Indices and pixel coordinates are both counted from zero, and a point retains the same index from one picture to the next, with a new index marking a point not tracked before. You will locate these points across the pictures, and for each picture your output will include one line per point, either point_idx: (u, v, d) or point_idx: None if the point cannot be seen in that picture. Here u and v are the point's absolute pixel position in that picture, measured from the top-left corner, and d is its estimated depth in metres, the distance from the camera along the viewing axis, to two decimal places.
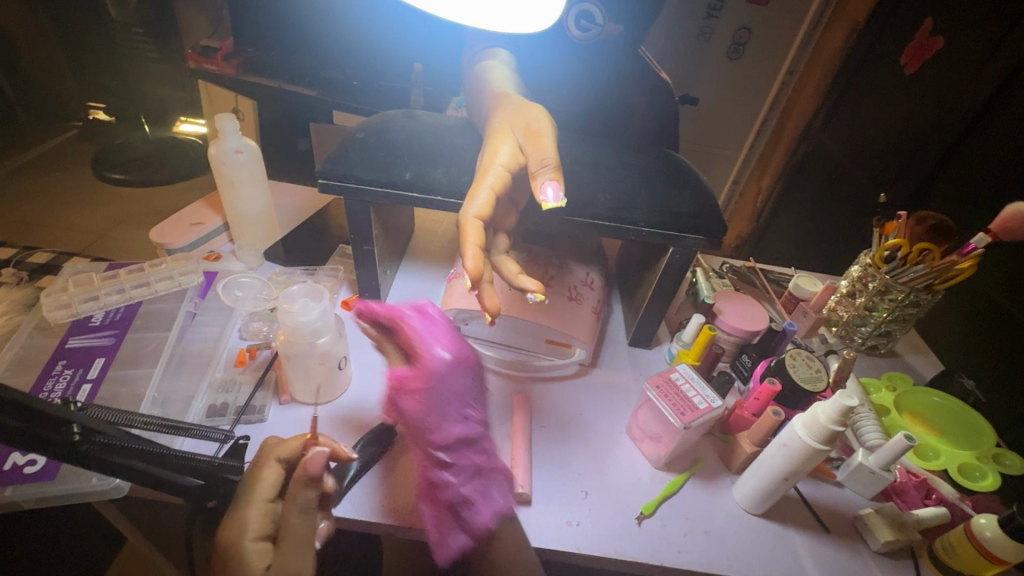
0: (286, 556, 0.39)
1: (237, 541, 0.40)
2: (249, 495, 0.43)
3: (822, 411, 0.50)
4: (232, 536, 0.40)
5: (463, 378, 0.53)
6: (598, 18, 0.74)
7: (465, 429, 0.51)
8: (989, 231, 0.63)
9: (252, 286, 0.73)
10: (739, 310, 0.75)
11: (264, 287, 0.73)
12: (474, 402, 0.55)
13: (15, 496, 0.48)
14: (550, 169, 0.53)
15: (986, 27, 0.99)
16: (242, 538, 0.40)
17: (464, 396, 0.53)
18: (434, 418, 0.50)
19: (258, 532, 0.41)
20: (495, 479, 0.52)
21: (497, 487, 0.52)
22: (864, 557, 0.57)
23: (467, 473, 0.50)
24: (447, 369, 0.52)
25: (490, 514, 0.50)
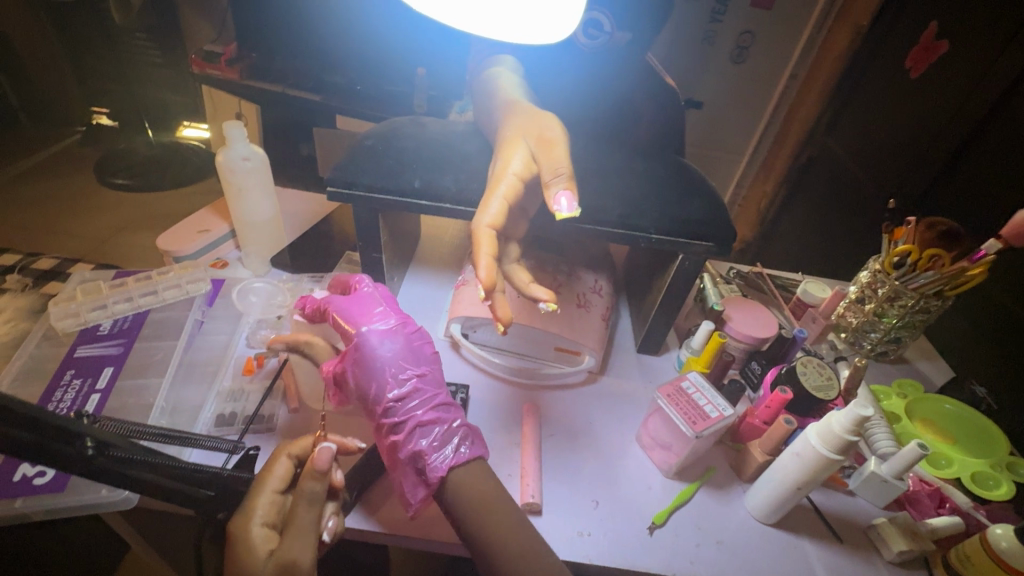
0: (290, 542, 0.43)
1: (245, 526, 0.43)
2: (260, 485, 0.46)
3: (836, 421, 0.49)
4: (241, 522, 0.43)
5: (395, 339, 0.53)
6: (606, 26, 0.74)
7: (414, 381, 0.51)
8: (1001, 236, 0.63)
9: (265, 291, 0.73)
10: (749, 316, 0.74)
11: (278, 292, 0.73)
12: (423, 361, 0.54)
13: (25, 507, 0.48)
14: (563, 178, 0.52)
15: (992, 32, 0.99)
16: (250, 525, 0.43)
17: (402, 354, 0.53)
18: (376, 386, 0.51)
19: (266, 518, 0.45)
20: (453, 430, 0.49)
21: (455, 437, 0.48)
22: (878, 567, 0.56)
23: (424, 419, 0.49)
24: (369, 336, 0.53)
25: (456, 451, 0.48)
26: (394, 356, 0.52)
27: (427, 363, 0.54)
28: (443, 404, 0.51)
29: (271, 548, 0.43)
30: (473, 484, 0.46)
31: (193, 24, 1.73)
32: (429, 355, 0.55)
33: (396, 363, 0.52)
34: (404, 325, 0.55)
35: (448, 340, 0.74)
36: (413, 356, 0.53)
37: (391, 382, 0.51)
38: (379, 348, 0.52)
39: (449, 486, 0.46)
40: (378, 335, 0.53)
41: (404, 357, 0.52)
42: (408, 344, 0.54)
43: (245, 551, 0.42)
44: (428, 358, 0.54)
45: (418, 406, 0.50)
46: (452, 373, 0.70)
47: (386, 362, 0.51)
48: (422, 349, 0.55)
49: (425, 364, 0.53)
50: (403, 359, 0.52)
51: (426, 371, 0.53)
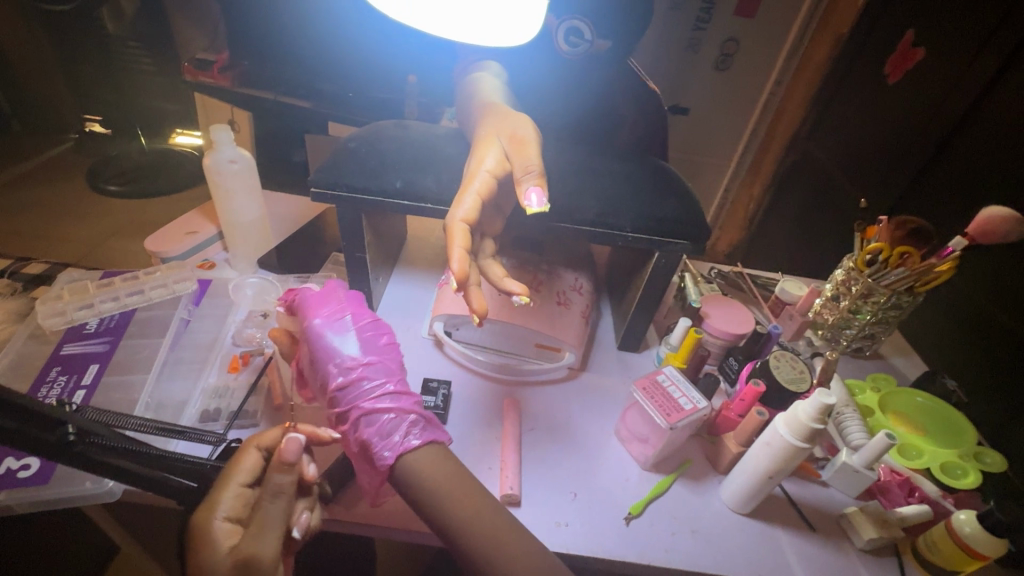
0: (254, 536, 0.42)
1: (208, 520, 0.41)
2: (226, 476, 0.44)
3: (802, 409, 0.51)
4: (204, 515, 0.42)
5: (346, 333, 0.55)
6: (587, 34, 0.75)
7: (357, 368, 0.52)
8: (967, 234, 0.65)
9: (262, 286, 0.76)
10: (727, 313, 0.76)
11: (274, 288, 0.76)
12: (373, 350, 0.55)
13: (9, 500, 0.49)
14: (534, 175, 0.54)
15: (966, 39, 1.02)
16: (215, 519, 0.42)
17: (352, 347, 0.54)
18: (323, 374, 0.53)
19: (230, 511, 0.43)
20: (399, 416, 0.49)
21: (400, 422, 0.48)
22: (848, 554, 0.58)
23: (367, 404, 0.50)
24: (318, 329, 0.56)
25: (398, 436, 0.47)
26: (342, 350, 0.54)
27: (380, 353, 0.55)
28: (391, 391, 0.51)
29: (232, 544, 0.41)
30: (426, 469, 0.45)
31: (184, 33, 1.75)
32: (384, 345, 0.56)
33: (344, 357, 0.53)
34: (357, 319, 0.57)
35: (432, 338, 0.75)
36: (363, 347, 0.54)
37: (339, 374, 0.53)
38: (327, 342, 0.54)
39: (397, 473, 0.46)
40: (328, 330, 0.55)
41: (353, 350, 0.54)
42: (358, 337, 0.55)
43: (206, 545, 0.41)
44: (382, 348, 0.55)
45: (363, 395, 0.51)
46: (434, 370, 0.71)
47: (333, 354, 0.54)
48: (377, 341, 0.56)
49: (378, 355, 0.54)
50: (352, 352, 0.54)
51: (375, 361, 0.53)
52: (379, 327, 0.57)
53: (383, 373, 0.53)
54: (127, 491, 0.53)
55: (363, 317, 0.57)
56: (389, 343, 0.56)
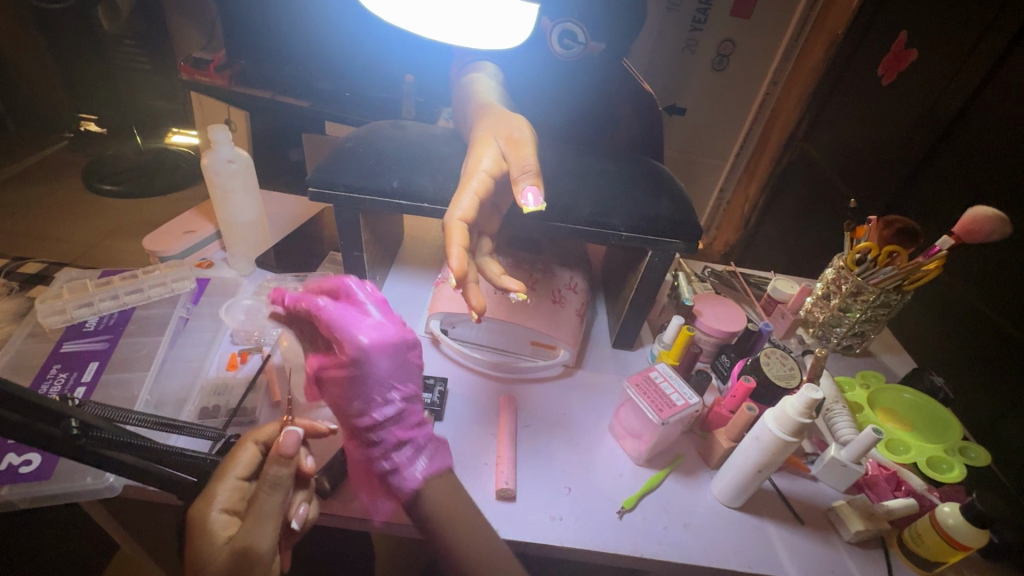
0: (248, 528, 0.41)
1: (206, 512, 0.42)
2: (224, 469, 0.44)
3: (790, 404, 0.52)
4: (201, 509, 0.42)
5: (396, 357, 0.49)
6: (580, 37, 0.74)
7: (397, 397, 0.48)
8: (954, 233, 0.66)
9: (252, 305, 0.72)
10: (718, 312, 0.78)
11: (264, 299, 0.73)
12: (411, 377, 0.50)
13: (10, 495, 0.50)
14: (530, 175, 0.55)
15: (957, 41, 1.03)
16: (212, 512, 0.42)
17: (402, 374, 0.49)
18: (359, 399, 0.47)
19: (228, 503, 0.43)
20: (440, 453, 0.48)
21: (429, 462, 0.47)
22: (837, 547, 0.59)
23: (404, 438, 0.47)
24: (362, 349, 0.47)
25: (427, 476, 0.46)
26: (394, 374, 0.48)
27: (417, 383, 0.52)
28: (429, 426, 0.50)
29: (231, 534, 0.42)
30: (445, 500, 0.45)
31: (182, 32, 1.75)
32: (419, 372, 0.53)
33: (398, 384, 0.49)
34: (405, 336, 0.51)
35: (429, 336, 0.76)
36: (408, 375, 0.50)
37: (380, 403, 0.47)
38: (380, 365, 0.47)
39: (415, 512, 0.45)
40: (377, 349, 0.48)
41: (402, 377, 0.49)
42: (405, 361, 0.50)
43: (203, 536, 0.41)
44: (418, 377, 0.52)
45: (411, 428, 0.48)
46: (431, 367, 0.72)
47: (376, 379, 0.47)
48: (415, 366, 0.52)
49: (417, 385, 0.51)
50: (402, 378, 0.49)
51: (416, 393, 0.51)
52: (415, 350, 0.53)
53: (421, 406, 0.50)
54: (127, 486, 0.53)
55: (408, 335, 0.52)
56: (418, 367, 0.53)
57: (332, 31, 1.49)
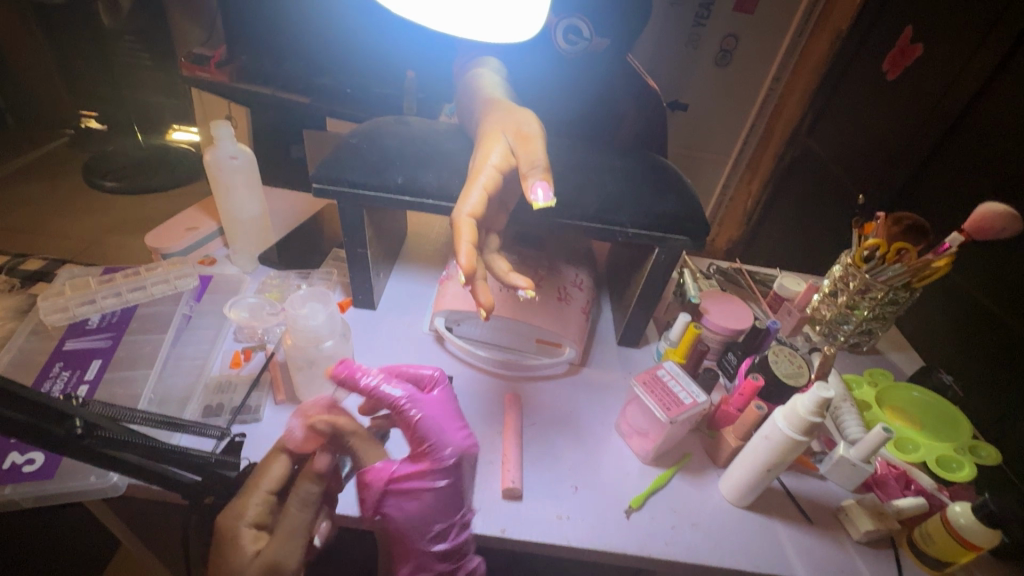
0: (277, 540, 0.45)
1: (234, 525, 0.45)
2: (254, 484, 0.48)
3: (801, 403, 0.51)
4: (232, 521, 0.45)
5: (422, 488, 0.49)
6: (585, 32, 0.76)
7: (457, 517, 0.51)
8: (963, 230, 0.66)
9: (256, 304, 0.70)
10: (725, 309, 0.77)
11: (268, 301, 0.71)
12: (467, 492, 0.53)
13: (14, 494, 0.49)
14: (540, 170, 0.54)
15: (964, 35, 1.02)
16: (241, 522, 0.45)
17: (422, 511, 0.50)
18: (427, 516, 0.50)
19: (256, 518, 0.46)
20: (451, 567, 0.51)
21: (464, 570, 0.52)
22: (847, 547, 0.58)
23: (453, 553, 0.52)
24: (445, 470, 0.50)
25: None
26: (409, 520, 0.50)
27: (457, 504, 0.51)
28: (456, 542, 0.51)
29: (257, 548, 0.44)
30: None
31: (183, 28, 1.74)
32: (457, 495, 0.51)
33: (421, 518, 0.50)
34: (431, 473, 0.50)
35: (433, 334, 0.76)
36: (434, 509, 0.50)
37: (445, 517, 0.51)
38: (400, 502, 0.49)
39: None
40: (392, 496, 0.49)
41: (422, 514, 0.50)
42: (429, 497, 0.50)
43: (232, 550, 0.44)
44: (455, 500, 0.51)
45: (423, 556, 0.50)
46: (435, 366, 0.71)
47: (447, 500, 0.50)
48: (451, 493, 0.51)
49: (449, 511, 0.51)
50: (421, 519, 0.50)
51: (445, 522, 0.50)
52: (459, 470, 0.51)
53: (450, 530, 0.51)
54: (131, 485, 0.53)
55: (443, 464, 0.50)
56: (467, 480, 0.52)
57: (333, 26, 1.48)
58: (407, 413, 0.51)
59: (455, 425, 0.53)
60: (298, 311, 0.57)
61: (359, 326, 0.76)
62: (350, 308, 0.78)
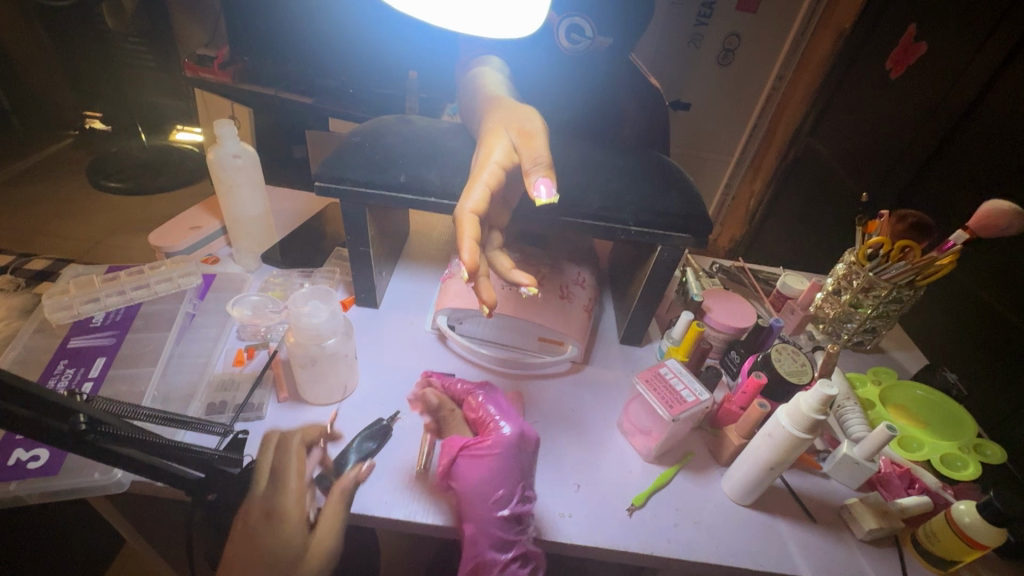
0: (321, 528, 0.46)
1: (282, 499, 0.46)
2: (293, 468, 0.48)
3: (804, 400, 0.51)
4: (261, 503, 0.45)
5: (484, 454, 0.56)
6: (587, 32, 0.76)
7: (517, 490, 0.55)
8: (968, 228, 0.65)
9: (260, 303, 0.71)
10: (727, 307, 0.77)
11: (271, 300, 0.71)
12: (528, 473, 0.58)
13: (18, 491, 0.49)
14: (542, 167, 0.54)
15: (969, 32, 1.01)
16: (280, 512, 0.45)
17: (488, 475, 0.55)
18: (488, 482, 0.55)
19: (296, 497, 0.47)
20: (512, 537, 0.53)
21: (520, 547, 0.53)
22: (850, 545, 0.58)
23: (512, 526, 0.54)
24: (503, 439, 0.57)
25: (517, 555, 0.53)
26: (475, 483, 0.55)
27: (517, 476, 0.56)
28: (519, 511, 0.54)
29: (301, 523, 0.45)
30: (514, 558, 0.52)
31: (186, 29, 1.75)
32: (518, 465, 0.56)
33: (483, 484, 0.55)
34: (494, 441, 0.57)
35: (435, 332, 0.76)
36: (498, 474, 0.55)
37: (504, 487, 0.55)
38: (466, 467, 0.56)
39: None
40: (463, 459, 0.57)
41: (487, 479, 0.55)
42: (492, 461, 0.56)
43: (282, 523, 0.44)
44: (517, 470, 0.56)
45: (488, 522, 0.53)
46: (438, 364, 0.72)
47: (507, 468, 0.56)
48: (513, 462, 0.57)
49: (512, 479, 0.55)
50: (485, 482, 0.55)
51: (507, 487, 0.55)
52: (519, 444, 0.58)
53: (511, 497, 0.54)
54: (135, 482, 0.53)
55: (503, 435, 0.58)
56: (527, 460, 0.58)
57: (335, 26, 1.48)
58: (476, 399, 0.63)
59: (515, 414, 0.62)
60: (301, 309, 0.58)
61: (361, 324, 0.76)
62: (353, 306, 0.78)
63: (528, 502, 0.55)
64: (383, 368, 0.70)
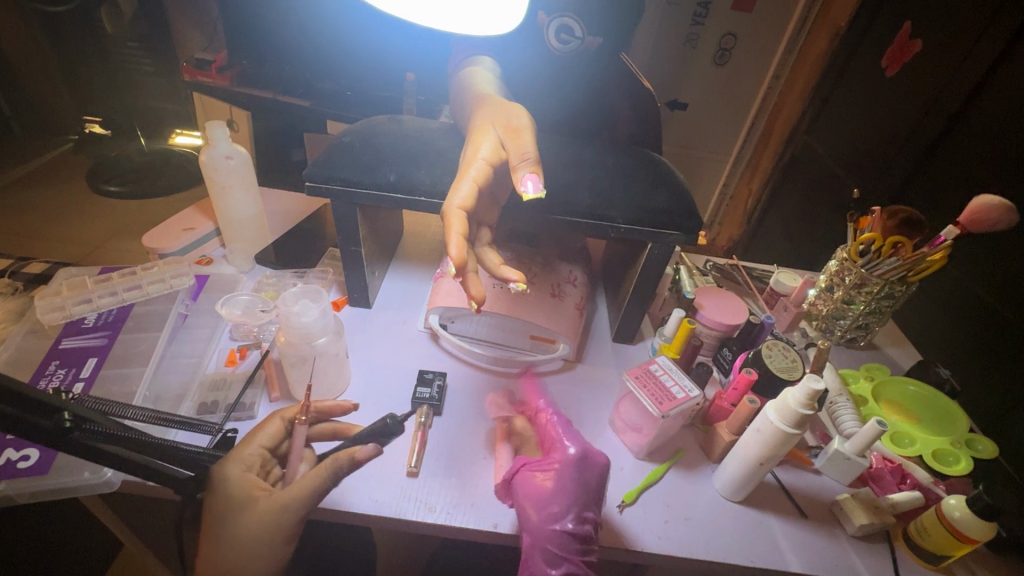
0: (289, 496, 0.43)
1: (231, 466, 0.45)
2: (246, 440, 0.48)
3: (791, 396, 0.51)
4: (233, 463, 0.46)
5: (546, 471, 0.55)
6: (577, 32, 0.76)
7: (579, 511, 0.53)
8: (959, 223, 0.65)
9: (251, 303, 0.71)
10: (720, 304, 0.77)
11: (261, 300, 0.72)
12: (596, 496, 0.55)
13: (8, 490, 0.50)
14: (530, 163, 0.55)
15: (964, 29, 1.01)
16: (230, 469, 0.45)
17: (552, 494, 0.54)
18: (545, 498, 0.53)
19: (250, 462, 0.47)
20: (567, 554, 0.51)
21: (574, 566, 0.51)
22: (841, 541, 0.58)
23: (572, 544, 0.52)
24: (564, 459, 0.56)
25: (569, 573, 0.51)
26: (534, 495, 0.54)
27: (586, 495, 0.54)
28: (578, 530, 0.52)
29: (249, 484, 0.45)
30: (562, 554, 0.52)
31: (185, 34, 1.76)
32: (585, 486, 0.54)
33: (541, 498, 0.54)
34: (555, 458, 0.56)
35: (428, 331, 0.76)
36: (558, 490, 0.54)
37: (561, 505, 0.53)
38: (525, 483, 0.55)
39: None
40: (524, 474, 0.56)
41: (546, 494, 0.54)
42: (552, 481, 0.54)
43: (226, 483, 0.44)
44: (582, 491, 0.54)
45: (546, 538, 0.52)
46: (430, 362, 0.72)
47: (564, 487, 0.54)
48: (573, 483, 0.54)
49: (576, 498, 0.54)
50: (545, 496, 0.54)
51: (566, 503, 0.53)
52: (582, 464, 0.56)
53: (568, 513, 0.53)
54: (125, 481, 0.54)
55: (567, 455, 0.56)
56: (595, 481, 0.55)
57: (332, 29, 1.48)
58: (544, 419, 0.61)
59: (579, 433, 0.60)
60: (291, 308, 0.58)
61: (354, 324, 0.76)
62: (345, 306, 0.79)
63: (587, 521, 0.53)
64: (376, 367, 0.70)
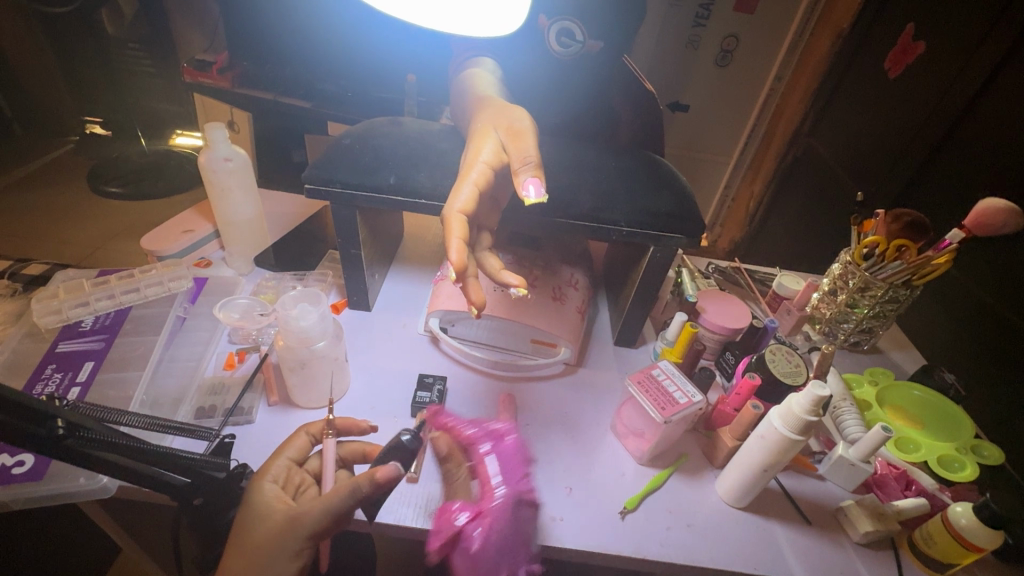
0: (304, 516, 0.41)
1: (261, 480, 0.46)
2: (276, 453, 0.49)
3: (796, 402, 0.51)
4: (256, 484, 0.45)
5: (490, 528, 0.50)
6: (578, 35, 0.75)
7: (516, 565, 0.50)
8: (964, 227, 0.65)
9: (250, 306, 0.71)
10: (722, 307, 0.76)
11: (261, 303, 0.71)
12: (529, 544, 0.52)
13: (3, 496, 0.49)
14: (532, 166, 0.54)
15: (967, 31, 1.01)
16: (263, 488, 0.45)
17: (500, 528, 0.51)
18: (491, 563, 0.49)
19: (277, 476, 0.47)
20: None
21: None
22: (845, 549, 0.57)
23: None
24: (499, 507, 0.51)
25: None
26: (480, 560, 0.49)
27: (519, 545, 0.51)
28: None
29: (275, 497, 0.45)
30: None
31: (185, 35, 1.75)
32: (515, 540, 0.51)
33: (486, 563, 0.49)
34: (492, 509, 0.51)
35: (428, 334, 0.75)
36: (500, 550, 0.49)
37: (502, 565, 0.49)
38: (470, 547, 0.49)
39: None
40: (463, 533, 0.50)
41: (490, 556, 0.49)
42: (495, 540, 0.49)
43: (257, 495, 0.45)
44: (514, 545, 0.50)
45: None
46: (430, 366, 0.71)
47: (505, 544, 0.50)
48: (508, 535, 0.50)
49: (510, 555, 0.50)
50: (490, 559, 0.49)
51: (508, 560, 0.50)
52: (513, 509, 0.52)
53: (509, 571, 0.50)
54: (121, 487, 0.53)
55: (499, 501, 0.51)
56: (525, 524, 0.53)
57: (333, 32, 1.48)
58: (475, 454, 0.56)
59: (513, 465, 0.56)
60: (290, 311, 0.57)
61: (354, 327, 0.76)
62: (345, 309, 0.78)
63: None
64: (375, 371, 0.69)
